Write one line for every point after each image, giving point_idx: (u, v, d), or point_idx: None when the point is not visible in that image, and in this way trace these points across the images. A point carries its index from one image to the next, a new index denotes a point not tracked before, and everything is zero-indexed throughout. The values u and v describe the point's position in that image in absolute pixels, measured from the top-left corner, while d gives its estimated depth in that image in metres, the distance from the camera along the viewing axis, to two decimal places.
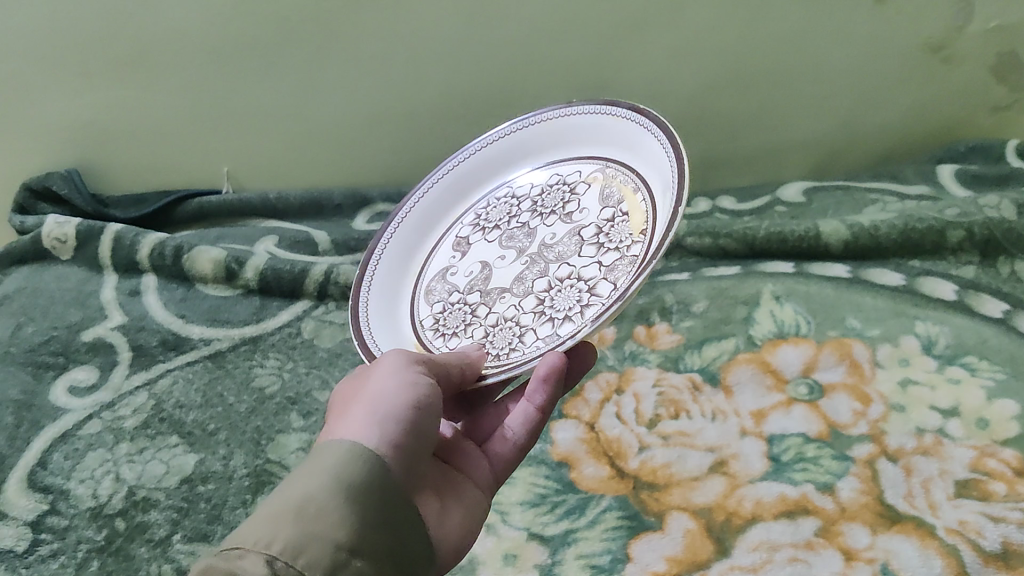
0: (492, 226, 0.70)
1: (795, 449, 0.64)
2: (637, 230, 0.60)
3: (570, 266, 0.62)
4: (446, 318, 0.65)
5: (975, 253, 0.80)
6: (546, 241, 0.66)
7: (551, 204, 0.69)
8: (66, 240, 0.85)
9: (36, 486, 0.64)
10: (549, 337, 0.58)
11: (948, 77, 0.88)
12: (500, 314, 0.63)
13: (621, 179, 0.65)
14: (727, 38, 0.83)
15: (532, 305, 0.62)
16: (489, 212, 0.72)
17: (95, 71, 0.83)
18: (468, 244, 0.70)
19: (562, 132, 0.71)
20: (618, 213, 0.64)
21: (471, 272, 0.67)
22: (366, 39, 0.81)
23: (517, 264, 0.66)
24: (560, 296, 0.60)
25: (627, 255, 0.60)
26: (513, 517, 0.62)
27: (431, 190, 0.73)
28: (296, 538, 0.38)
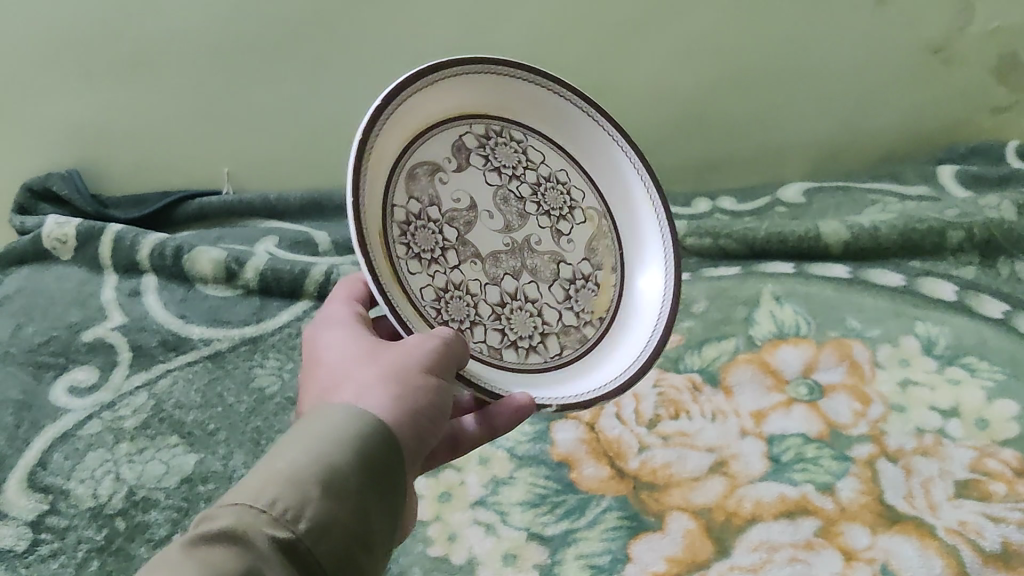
0: (496, 166, 0.57)
1: (795, 449, 0.65)
2: (598, 312, 0.58)
3: (537, 290, 0.56)
4: (415, 229, 0.51)
5: (975, 254, 0.81)
6: (531, 240, 0.57)
7: (549, 202, 0.58)
8: (66, 240, 0.85)
9: (36, 486, 0.64)
10: (491, 353, 0.52)
11: (948, 78, 0.88)
12: (465, 279, 0.53)
13: (611, 248, 0.60)
14: (729, 36, 0.84)
15: (495, 300, 0.54)
16: (495, 139, 0.57)
17: (98, 71, 0.84)
18: (463, 157, 0.55)
19: (609, 160, 0.62)
20: (594, 275, 0.59)
21: (458, 201, 0.54)
22: (370, 39, 0.82)
23: (500, 240, 0.55)
24: (515, 315, 0.54)
25: (579, 329, 0.57)
26: (512, 518, 0.61)
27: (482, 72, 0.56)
28: (322, 518, 0.34)
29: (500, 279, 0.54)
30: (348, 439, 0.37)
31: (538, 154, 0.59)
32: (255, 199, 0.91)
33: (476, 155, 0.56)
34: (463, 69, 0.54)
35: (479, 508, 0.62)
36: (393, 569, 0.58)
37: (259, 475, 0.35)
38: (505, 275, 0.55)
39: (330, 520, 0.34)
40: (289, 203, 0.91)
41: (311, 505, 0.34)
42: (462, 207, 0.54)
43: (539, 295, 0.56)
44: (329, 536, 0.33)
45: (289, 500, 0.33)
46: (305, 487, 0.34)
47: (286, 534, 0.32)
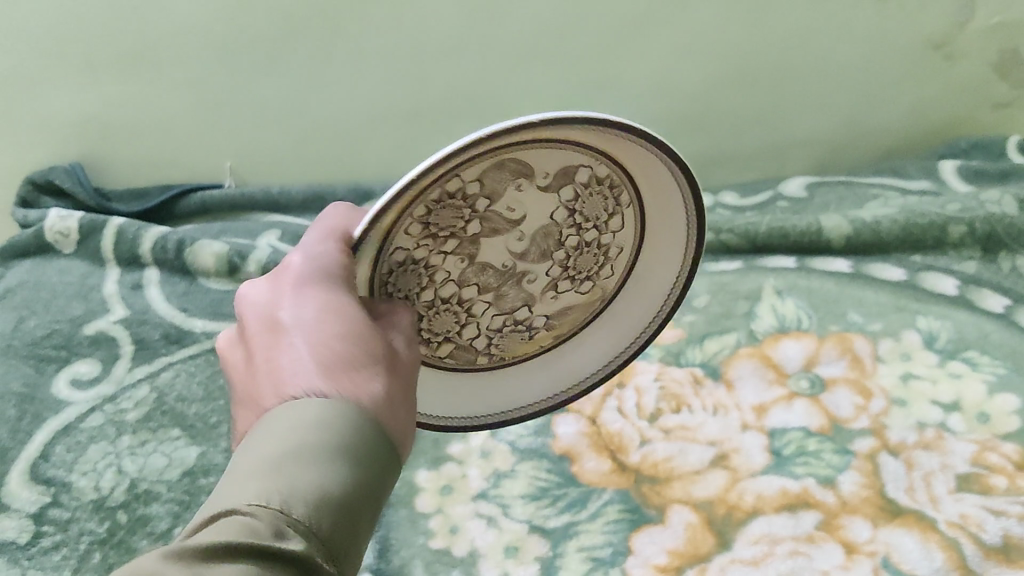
0: (574, 208, 0.52)
1: (796, 443, 0.65)
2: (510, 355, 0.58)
3: (479, 308, 0.55)
4: (445, 207, 0.49)
5: (977, 249, 0.80)
6: (525, 278, 0.54)
7: (577, 265, 0.55)
8: (68, 233, 0.85)
9: (38, 479, 0.64)
10: None
11: (950, 73, 0.88)
12: (440, 265, 0.51)
13: (575, 321, 0.59)
14: (730, 32, 0.84)
15: (443, 295, 0.53)
16: (594, 188, 0.52)
17: (98, 66, 0.84)
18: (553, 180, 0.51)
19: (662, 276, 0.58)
20: (535, 330, 0.58)
21: (509, 211, 0.51)
22: (372, 33, 0.82)
23: (501, 260, 0.53)
24: (441, 316, 0.53)
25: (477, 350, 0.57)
26: (514, 510, 0.61)
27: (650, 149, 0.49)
28: (340, 546, 0.33)
29: (467, 284, 0.53)
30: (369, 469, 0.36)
31: (620, 223, 0.54)
32: (256, 193, 0.92)
33: (572, 188, 0.51)
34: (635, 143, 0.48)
35: (480, 500, 0.63)
36: (394, 562, 0.58)
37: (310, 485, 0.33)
38: (472, 282, 0.53)
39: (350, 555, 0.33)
40: (291, 197, 0.91)
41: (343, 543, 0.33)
42: (508, 217, 0.51)
43: (478, 314, 0.55)
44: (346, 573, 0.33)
45: (333, 534, 0.32)
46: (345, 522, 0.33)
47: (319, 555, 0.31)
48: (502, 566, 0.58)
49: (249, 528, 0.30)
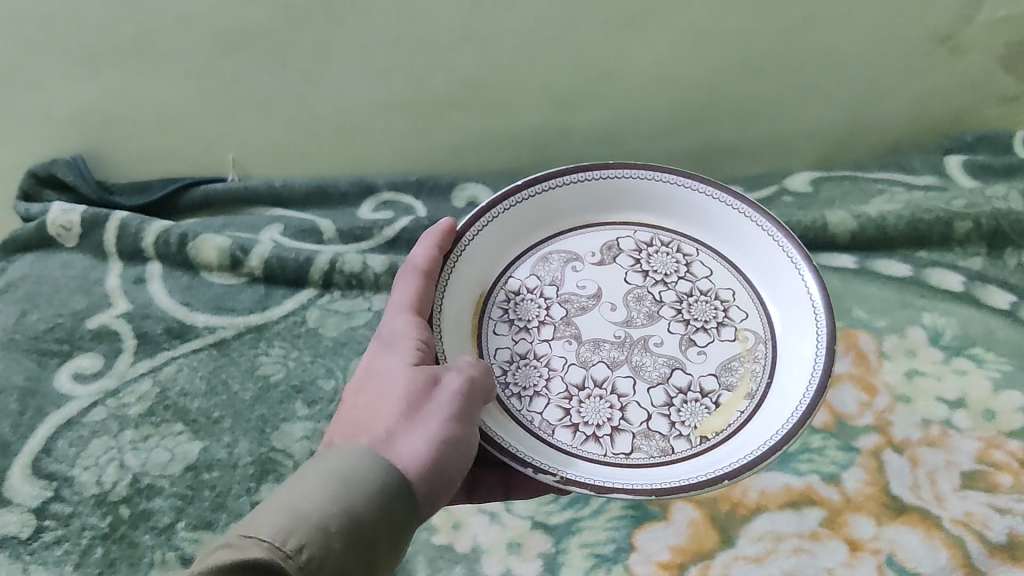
0: (643, 269, 0.66)
1: (800, 439, 0.64)
2: (706, 432, 0.57)
3: (633, 387, 0.59)
4: (518, 304, 0.63)
5: (983, 245, 0.80)
6: (650, 340, 0.61)
7: (693, 312, 0.63)
8: (71, 227, 0.84)
9: (41, 473, 0.64)
10: (544, 424, 0.57)
11: (958, 65, 0.87)
12: (550, 352, 0.61)
13: (754, 374, 0.59)
14: (738, 27, 0.82)
15: (574, 381, 0.59)
16: (653, 251, 0.66)
17: (97, 61, 0.83)
18: (613, 251, 0.66)
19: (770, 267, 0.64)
20: (715, 394, 0.59)
21: (580, 288, 0.64)
22: (373, 28, 0.81)
23: (611, 331, 0.62)
24: (592, 403, 0.58)
25: (669, 440, 0.56)
26: (516, 506, 0.61)
27: (652, 177, 0.67)
28: (316, 549, 0.37)
29: (591, 365, 0.60)
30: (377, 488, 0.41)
31: (704, 270, 0.65)
32: (258, 186, 0.91)
33: (626, 257, 0.66)
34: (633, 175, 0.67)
35: None
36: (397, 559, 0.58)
37: (291, 518, 0.38)
38: (596, 359, 0.60)
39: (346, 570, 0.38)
40: (293, 189, 0.91)
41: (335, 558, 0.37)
42: (584, 294, 0.64)
43: (631, 391, 0.59)
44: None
45: (311, 538, 0.37)
46: (332, 542, 0.38)
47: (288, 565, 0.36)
48: (505, 563, 0.58)
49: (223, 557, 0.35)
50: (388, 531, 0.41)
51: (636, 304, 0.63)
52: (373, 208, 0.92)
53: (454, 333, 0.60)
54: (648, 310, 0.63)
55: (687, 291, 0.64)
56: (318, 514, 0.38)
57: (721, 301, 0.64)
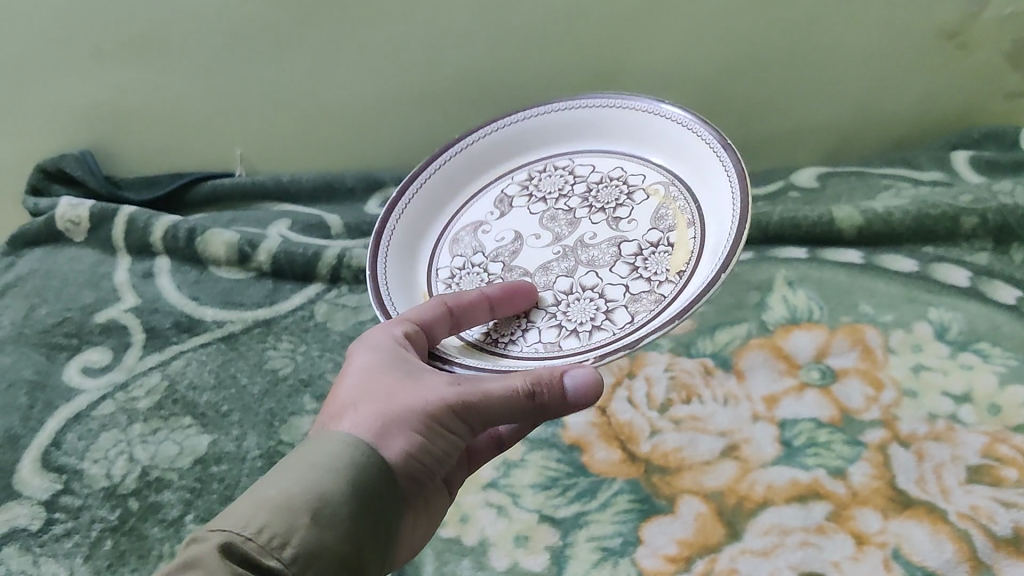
0: (540, 196, 0.66)
1: (807, 434, 0.65)
2: (676, 268, 0.56)
3: (598, 276, 0.58)
4: (461, 277, 0.63)
5: (989, 240, 0.80)
6: (584, 238, 0.62)
7: (605, 199, 0.64)
8: (79, 222, 0.85)
9: (51, 466, 0.65)
10: (550, 345, 0.55)
11: (965, 62, 0.88)
12: None
13: (683, 209, 0.60)
14: (740, 20, 0.83)
15: (548, 302, 0.58)
16: (540, 179, 0.67)
17: (107, 53, 0.84)
18: (509, 202, 0.66)
19: (641, 128, 0.65)
20: (664, 240, 0.59)
21: (503, 238, 0.64)
22: (378, 20, 0.81)
23: (549, 251, 0.62)
24: (574, 305, 0.57)
25: (655, 291, 0.55)
26: (524, 499, 0.62)
27: (492, 132, 0.69)
28: (281, 525, 0.38)
29: (554, 283, 0.59)
30: (340, 468, 0.41)
31: (587, 168, 0.67)
32: (266, 180, 0.92)
33: (523, 197, 0.66)
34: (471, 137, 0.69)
35: (491, 490, 0.63)
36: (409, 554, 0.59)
37: (254, 505, 0.39)
38: (551, 279, 0.60)
39: (318, 546, 0.38)
40: (300, 184, 0.91)
41: (301, 534, 0.38)
42: (513, 241, 0.64)
43: (599, 280, 0.58)
44: (317, 562, 0.38)
45: (275, 519, 0.38)
46: (294, 518, 0.38)
47: (253, 547, 0.37)
48: (512, 555, 0.58)
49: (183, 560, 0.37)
50: (363, 507, 0.41)
51: (570, 216, 0.64)
52: (380, 204, 0.91)
53: None
54: (585, 215, 0.63)
55: (603, 185, 0.65)
56: (278, 495, 0.39)
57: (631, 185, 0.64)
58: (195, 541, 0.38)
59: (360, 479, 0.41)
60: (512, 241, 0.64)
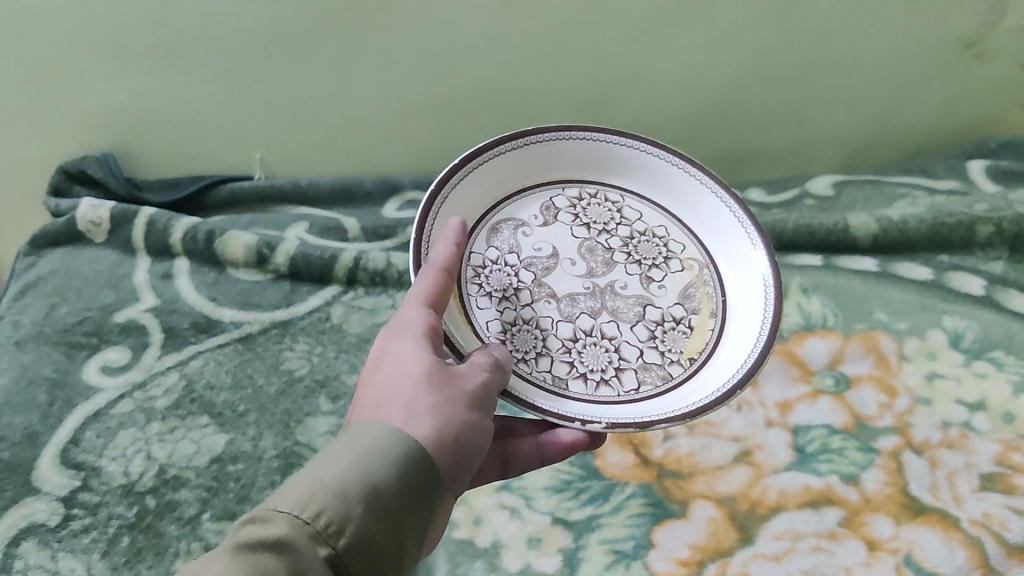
0: (583, 221, 0.64)
1: (820, 440, 0.65)
2: (688, 354, 0.59)
3: (618, 329, 0.59)
4: (489, 271, 0.59)
5: (1004, 249, 0.81)
6: (615, 285, 0.61)
7: (642, 251, 0.63)
8: (100, 222, 0.85)
9: (69, 463, 0.65)
10: (557, 380, 0.56)
11: (981, 71, 0.89)
12: (537, 316, 0.59)
13: (711, 296, 0.62)
14: (761, 28, 0.83)
15: (565, 336, 0.58)
16: (587, 201, 0.65)
17: (131, 60, 0.83)
18: (553, 213, 0.64)
19: (686, 193, 0.66)
20: (686, 319, 0.61)
21: (538, 249, 0.62)
22: (399, 31, 0.82)
23: (580, 284, 0.61)
24: (593, 207, 0.65)
25: (668, 369, 0.58)
26: (537, 502, 0.61)
27: (569, 138, 0.65)
28: (338, 512, 0.36)
29: (575, 318, 0.59)
30: (396, 458, 0.39)
31: (635, 213, 0.66)
32: (284, 184, 0.92)
33: (563, 213, 0.64)
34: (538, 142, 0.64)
35: (504, 491, 0.62)
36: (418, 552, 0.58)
37: (306, 486, 0.37)
38: (576, 313, 0.59)
39: (368, 538, 0.37)
40: (319, 188, 0.92)
41: (355, 524, 0.36)
42: (544, 254, 0.62)
43: (617, 332, 0.59)
44: (367, 553, 0.36)
45: (341, 503, 0.37)
46: (350, 506, 0.37)
47: (310, 535, 0.35)
48: (524, 558, 0.58)
49: (235, 539, 0.35)
50: (410, 500, 0.39)
51: (668, 160, 0.66)
52: (397, 207, 0.93)
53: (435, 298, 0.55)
54: (673, 191, 0.66)
55: (697, 185, 0.66)
56: (333, 478, 0.37)
57: (716, 206, 0.66)
58: (248, 520, 0.36)
59: (414, 473, 0.40)
60: (598, 145, 0.66)
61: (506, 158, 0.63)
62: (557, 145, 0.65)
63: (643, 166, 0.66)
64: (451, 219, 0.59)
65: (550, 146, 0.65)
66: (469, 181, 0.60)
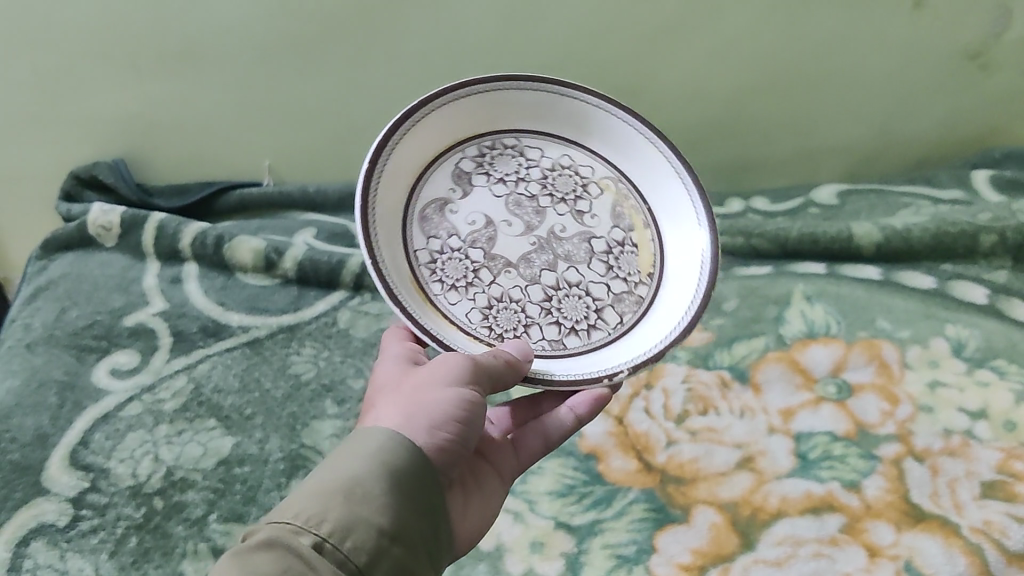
0: (496, 176, 0.64)
1: (822, 446, 0.65)
2: (646, 271, 0.64)
3: (579, 273, 0.63)
4: (444, 262, 0.60)
5: (1007, 258, 0.81)
6: (555, 231, 0.64)
7: (562, 188, 0.65)
8: (110, 227, 0.86)
9: (78, 464, 0.66)
10: (557, 343, 0.60)
11: (986, 81, 0.89)
12: (504, 291, 0.60)
13: (636, 208, 0.66)
14: (767, 37, 0.84)
15: (539, 299, 0.61)
16: (490, 154, 0.65)
17: (143, 67, 0.84)
18: (468, 180, 0.63)
19: (574, 113, 0.66)
20: (628, 238, 0.65)
21: (474, 223, 0.62)
22: (407, 39, 0.82)
23: (525, 242, 0.63)
24: (499, 158, 0.65)
25: (635, 294, 0.63)
26: (540, 506, 0.62)
27: (455, 100, 0.62)
28: (319, 506, 0.39)
29: (539, 279, 0.62)
30: (372, 452, 0.42)
31: (535, 149, 0.66)
32: (293, 191, 0.93)
33: (479, 175, 0.64)
34: (433, 110, 0.60)
35: (508, 496, 0.63)
36: None
37: (292, 498, 0.40)
38: (539, 272, 0.62)
39: (353, 521, 0.39)
40: (327, 196, 0.93)
41: (335, 513, 0.38)
42: (483, 225, 0.62)
43: (577, 277, 0.63)
44: (354, 535, 0.38)
45: (320, 499, 0.39)
46: (329, 500, 0.39)
47: (296, 529, 0.38)
48: (528, 561, 0.59)
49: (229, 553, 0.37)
50: (393, 485, 0.41)
51: (555, 92, 0.64)
52: None
53: (402, 289, 0.55)
54: (559, 118, 0.66)
55: (586, 106, 0.66)
56: (314, 485, 0.40)
57: (610, 121, 0.66)
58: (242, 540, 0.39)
59: (393, 460, 0.42)
60: (478, 99, 0.63)
61: (402, 147, 0.59)
62: (448, 110, 0.62)
63: (524, 103, 0.65)
64: (383, 231, 0.57)
65: (438, 112, 0.61)
66: (385, 180, 0.58)
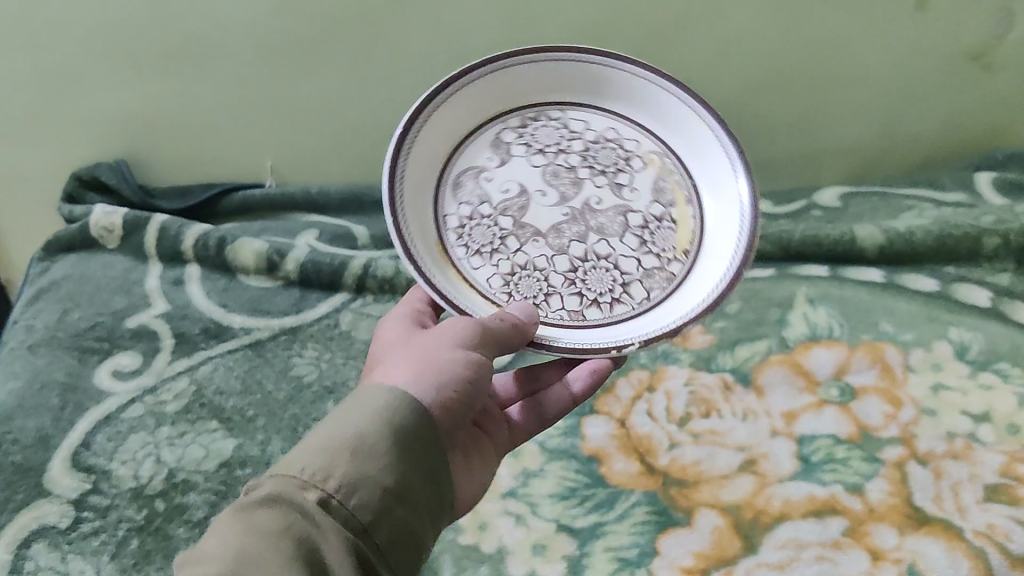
0: (535, 146, 0.64)
1: (825, 450, 0.65)
2: (682, 247, 0.62)
3: (610, 246, 0.61)
4: (471, 228, 0.60)
5: (1010, 261, 0.81)
6: (590, 202, 0.63)
7: (603, 161, 0.64)
8: (112, 229, 0.86)
9: (80, 466, 0.66)
10: (575, 316, 0.58)
11: (990, 83, 0.89)
12: (530, 259, 0.60)
13: (680, 184, 0.64)
14: (769, 38, 0.84)
15: (564, 269, 0.60)
16: (532, 125, 0.65)
17: (145, 68, 0.84)
18: (507, 149, 0.63)
19: (627, 84, 0.64)
20: (667, 215, 0.63)
21: (506, 190, 0.62)
22: (409, 40, 0.82)
23: (559, 212, 0.62)
24: (541, 129, 0.64)
25: (666, 270, 0.61)
26: (542, 509, 0.62)
27: (495, 72, 0.62)
28: (325, 462, 0.39)
29: (568, 249, 0.61)
30: (379, 410, 0.42)
31: (580, 120, 0.65)
32: (295, 193, 0.93)
33: (515, 146, 0.64)
34: (462, 86, 0.61)
35: (509, 499, 0.63)
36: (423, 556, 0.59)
37: (296, 451, 0.40)
38: (567, 243, 0.61)
39: (359, 479, 0.39)
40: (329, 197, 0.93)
41: (342, 470, 0.38)
42: (515, 196, 0.62)
43: (610, 251, 0.61)
44: (360, 492, 0.38)
45: (325, 455, 0.39)
46: (335, 455, 0.39)
47: (301, 483, 0.38)
48: (530, 564, 0.59)
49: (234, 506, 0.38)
50: (399, 443, 0.41)
51: (606, 64, 0.63)
52: None
53: (427, 254, 0.57)
54: (611, 91, 0.65)
55: (626, 77, 0.64)
56: (320, 438, 0.40)
57: (657, 93, 0.64)
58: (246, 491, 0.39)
59: (400, 418, 0.42)
60: (509, 71, 0.62)
61: (436, 121, 0.60)
62: (484, 82, 0.62)
63: (570, 75, 0.64)
64: (413, 192, 0.59)
65: (482, 81, 0.62)
66: (416, 157, 0.59)
